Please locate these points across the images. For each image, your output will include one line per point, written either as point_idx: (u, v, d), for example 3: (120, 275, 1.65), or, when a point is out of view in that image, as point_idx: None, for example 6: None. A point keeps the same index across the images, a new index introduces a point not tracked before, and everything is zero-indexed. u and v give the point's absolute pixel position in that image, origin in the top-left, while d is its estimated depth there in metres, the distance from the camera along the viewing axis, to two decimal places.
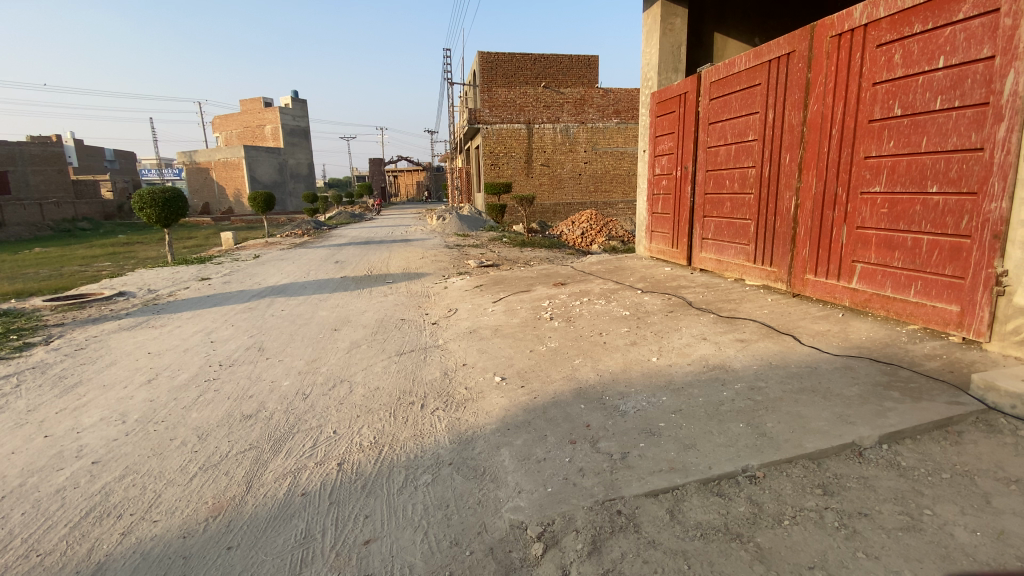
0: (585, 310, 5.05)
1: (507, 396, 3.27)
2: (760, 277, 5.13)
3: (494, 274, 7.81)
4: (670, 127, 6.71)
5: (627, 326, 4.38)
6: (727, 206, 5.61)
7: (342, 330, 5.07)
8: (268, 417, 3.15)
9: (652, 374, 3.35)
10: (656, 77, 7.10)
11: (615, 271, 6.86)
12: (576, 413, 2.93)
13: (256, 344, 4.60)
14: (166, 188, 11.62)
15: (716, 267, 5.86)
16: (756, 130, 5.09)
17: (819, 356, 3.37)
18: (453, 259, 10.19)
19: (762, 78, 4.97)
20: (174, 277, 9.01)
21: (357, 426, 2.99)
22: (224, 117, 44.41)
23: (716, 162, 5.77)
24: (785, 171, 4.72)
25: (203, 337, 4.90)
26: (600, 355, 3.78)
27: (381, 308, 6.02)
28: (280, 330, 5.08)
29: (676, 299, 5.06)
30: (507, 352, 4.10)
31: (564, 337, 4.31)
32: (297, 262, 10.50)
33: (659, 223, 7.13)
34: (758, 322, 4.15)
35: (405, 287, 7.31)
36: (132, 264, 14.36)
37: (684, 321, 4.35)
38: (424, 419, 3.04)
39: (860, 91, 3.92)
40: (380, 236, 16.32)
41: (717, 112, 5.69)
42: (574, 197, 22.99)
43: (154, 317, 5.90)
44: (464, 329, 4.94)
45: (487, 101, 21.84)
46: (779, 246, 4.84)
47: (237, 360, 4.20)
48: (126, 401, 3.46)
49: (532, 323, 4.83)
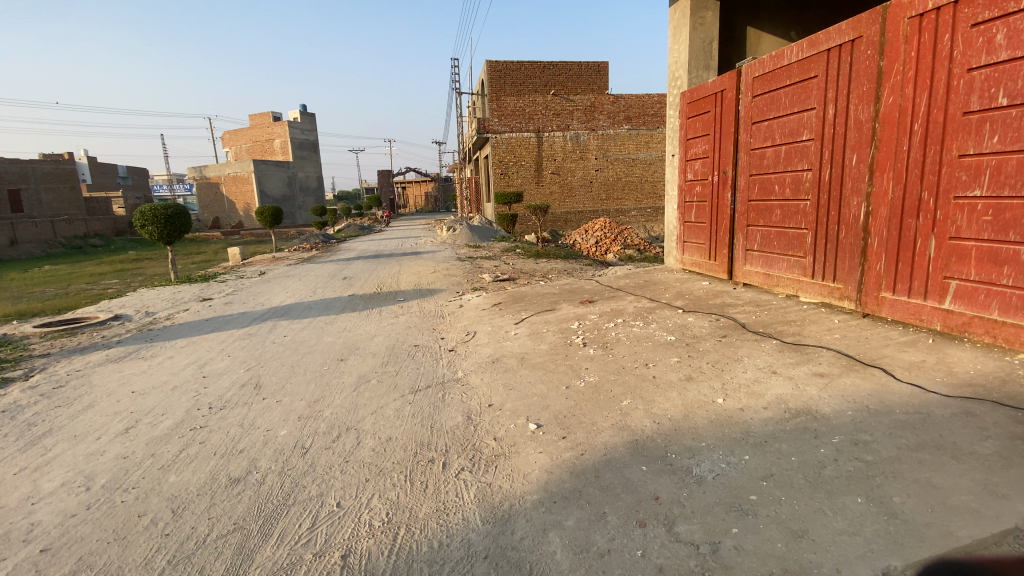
0: (622, 334, 4.46)
1: (547, 452, 2.69)
2: (820, 294, 4.51)
3: (512, 290, 7.24)
4: (704, 129, 6.14)
5: (676, 356, 3.79)
6: (776, 214, 5.01)
7: (349, 360, 4.51)
8: (259, 482, 2.59)
9: (723, 423, 2.76)
10: (685, 75, 6.57)
11: (647, 285, 6.26)
12: (637, 480, 2.35)
13: (252, 380, 4.06)
14: (168, 204, 11.24)
15: (764, 281, 5.25)
16: (811, 128, 4.50)
17: (924, 398, 2.77)
18: (466, 273, 9.67)
19: (818, 69, 4.40)
20: (175, 297, 8.55)
21: (365, 495, 2.42)
22: (234, 132, 44.76)
23: (761, 165, 5.18)
24: (850, 174, 4.12)
25: (194, 371, 4.38)
26: (651, 395, 3.19)
27: (392, 332, 5.46)
28: (281, 362, 4.54)
29: (726, 320, 4.45)
30: (538, 388, 3.52)
31: (604, 369, 3.72)
32: (304, 279, 10.01)
33: (694, 233, 6.53)
34: (833, 350, 3.54)
35: (417, 307, 6.77)
36: (138, 283, 14.00)
37: (743, 349, 3.75)
38: (447, 485, 2.47)
39: (951, 78, 3.34)
40: (389, 249, 15.85)
41: (762, 110, 5.11)
42: (585, 205, 22.46)
43: (147, 346, 5.40)
44: (485, 358, 4.37)
45: (496, 110, 21.43)
46: (844, 259, 4.24)
47: (229, 401, 3.66)
48: (96, 459, 2.92)
49: (563, 351, 4.24)
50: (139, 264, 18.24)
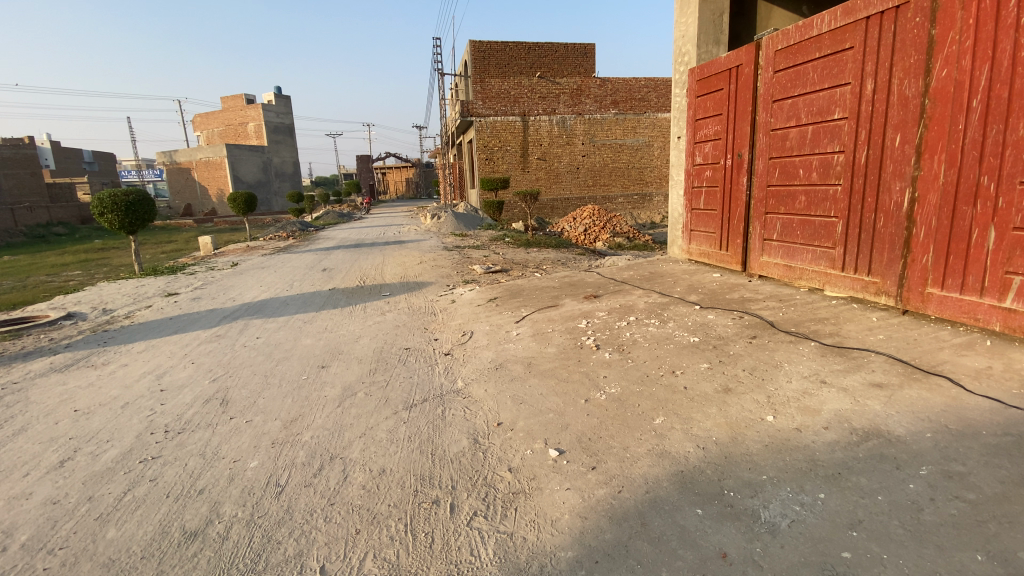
0: (638, 334, 4.01)
1: (576, 488, 2.24)
2: (851, 288, 4.12)
3: (507, 282, 6.73)
4: (716, 108, 5.68)
5: (706, 361, 3.35)
6: (800, 201, 4.59)
7: (331, 367, 3.97)
8: (220, 538, 2.08)
9: (782, 450, 2.35)
10: (693, 49, 6.09)
11: (654, 277, 5.83)
12: (695, 529, 1.91)
13: (218, 395, 3.51)
14: (128, 190, 10.35)
15: (783, 274, 4.85)
16: (845, 106, 4.06)
17: (1010, 415, 2.39)
18: (455, 263, 9.13)
19: (854, 39, 3.94)
20: (137, 292, 7.83)
21: (356, 555, 1.94)
22: (205, 116, 42.93)
23: (783, 147, 4.74)
24: (891, 156, 3.70)
25: (153, 383, 3.81)
26: (687, 412, 2.76)
27: (378, 332, 4.93)
28: (252, 370, 3.98)
29: (752, 318, 4.03)
30: (553, 402, 3.04)
31: (626, 378, 3.26)
32: (280, 271, 9.34)
33: (703, 221, 6.11)
34: (883, 354, 3.15)
35: (404, 302, 6.24)
36: (102, 274, 13.08)
37: (780, 353, 3.34)
38: (457, 538, 2.00)
39: (1019, 48, 2.92)
40: (370, 237, 15.15)
41: (786, 87, 4.66)
42: (571, 192, 21.97)
43: (100, 351, 4.78)
44: (487, 363, 3.88)
45: (480, 93, 20.66)
46: (882, 251, 3.84)
47: (189, 423, 3.11)
48: (19, 507, 2.37)
49: (574, 355, 3.78)
50: (105, 253, 17.21)
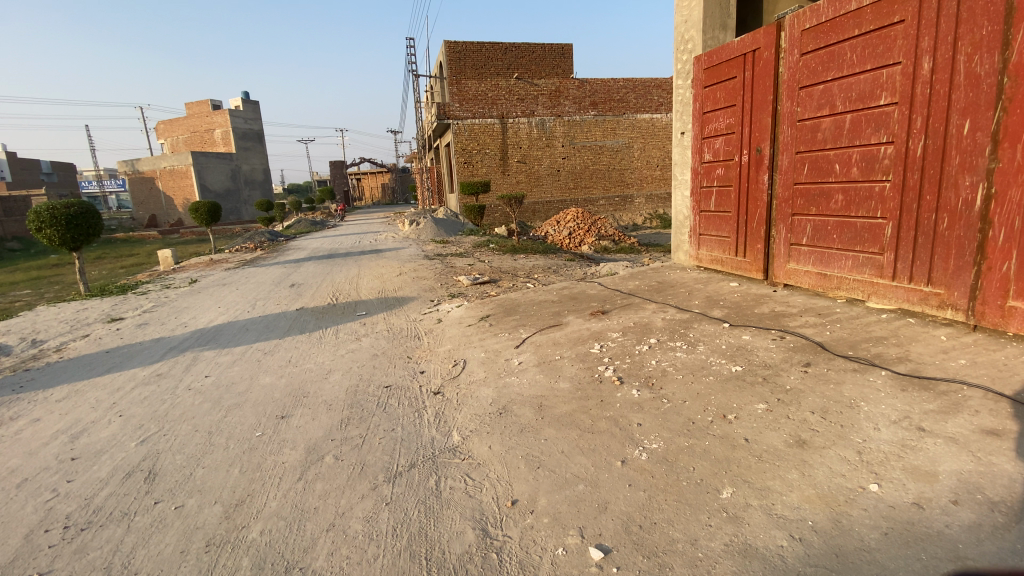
0: (666, 362, 3.37)
1: None
2: (904, 300, 3.55)
3: (499, 296, 6.04)
4: (728, 99, 5.11)
5: (761, 401, 2.72)
6: (836, 199, 4.02)
7: (295, 417, 3.22)
8: None
9: (910, 541, 1.71)
10: (699, 35, 5.53)
11: (665, 288, 5.21)
12: None
13: (143, 465, 2.72)
14: (69, 202, 9.35)
15: (816, 282, 4.29)
16: (894, 89, 3.50)
17: None
18: (438, 274, 8.39)
19: (904, 11, 3.38)
20: (75, 318, 6.87)
21: None
22: (168, 124, 41.17)
23: (814, 139, 4.17)
24: (957, 146, 3.14)
25: (63, 448, 2.99)
26: (761, 479, 2.12)
27: (353, 365, 4.18)
28: (194, 424, 3.20)
29: (797, 339, 3.42)
30: (581, 465, 2.36)
31: (666, 426, 2.61)
32: (244, 288, 8.45)
33: (714, 225, 5.54)
34: (977, 387, 2.53)
35: (384, 324, 5.49)
36: (49, 294, 11.91)
37: (850, 388, 2.72)
38: None
39: None
40: (344, 247, 14.27)
41: (816, 71, 4.10)
42: (553, 195, 21.41)
43: (10, 400, 3.92)
44: (486, 405, 3.18)
45: (457, 94, 19.76)
46: (946, 257, 3.27)
47: (99, 513, 2.33)
48: None
49: (593, 393, 3.11)
50: (57, 271, 15.90)
